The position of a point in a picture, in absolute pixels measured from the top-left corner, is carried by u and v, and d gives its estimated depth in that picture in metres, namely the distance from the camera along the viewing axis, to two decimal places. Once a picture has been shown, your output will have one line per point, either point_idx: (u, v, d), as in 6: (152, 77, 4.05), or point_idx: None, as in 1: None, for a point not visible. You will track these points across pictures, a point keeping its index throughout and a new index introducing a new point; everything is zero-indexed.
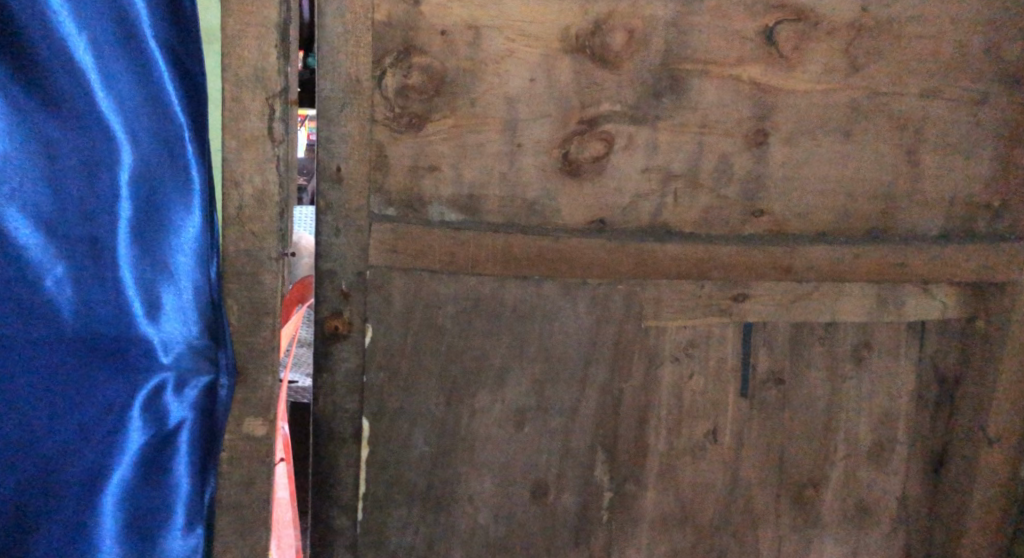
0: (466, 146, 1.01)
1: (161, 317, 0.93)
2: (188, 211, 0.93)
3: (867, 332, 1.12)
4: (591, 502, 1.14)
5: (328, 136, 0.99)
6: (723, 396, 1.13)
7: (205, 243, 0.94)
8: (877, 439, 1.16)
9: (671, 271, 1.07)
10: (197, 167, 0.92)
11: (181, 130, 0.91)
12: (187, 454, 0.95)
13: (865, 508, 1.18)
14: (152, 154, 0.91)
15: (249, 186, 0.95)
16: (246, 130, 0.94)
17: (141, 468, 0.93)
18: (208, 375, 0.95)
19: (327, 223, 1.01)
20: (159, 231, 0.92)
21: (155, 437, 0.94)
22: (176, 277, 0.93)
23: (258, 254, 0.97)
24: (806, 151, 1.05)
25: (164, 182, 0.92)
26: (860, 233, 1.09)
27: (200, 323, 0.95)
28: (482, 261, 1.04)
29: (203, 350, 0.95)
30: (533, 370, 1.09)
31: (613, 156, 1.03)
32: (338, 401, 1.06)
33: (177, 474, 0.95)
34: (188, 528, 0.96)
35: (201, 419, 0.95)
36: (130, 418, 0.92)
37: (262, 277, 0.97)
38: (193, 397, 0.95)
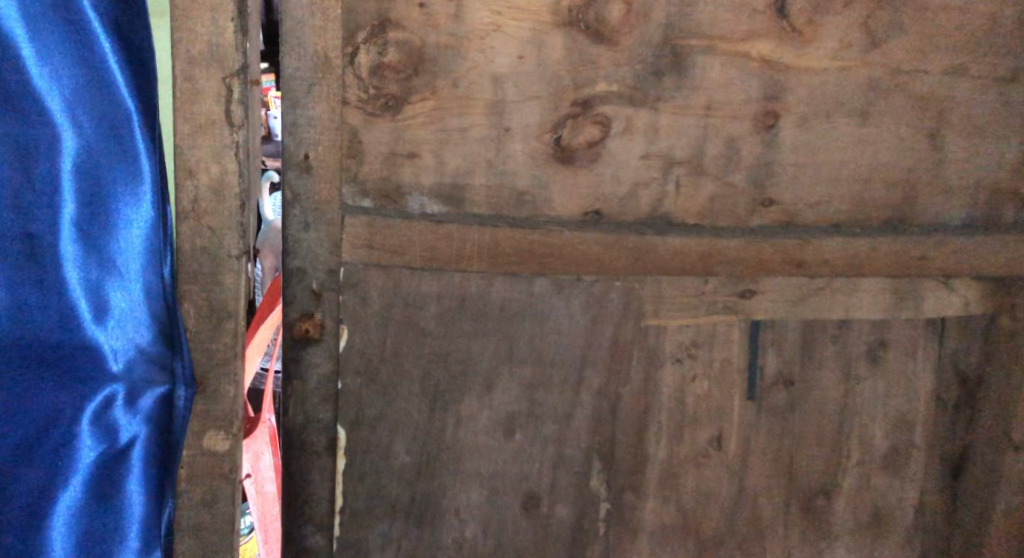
0: (448, 131, 0.92)
1: (110, 321, 0.86)
2: (138, 206, 0.85)
3: (885, 330, 1.04)
4: (586, 514, 1.06)
5: (294, 120, 0.90)
6: (728, 401, 1.05)
7: (156, 241, 0.86)
8: (894, 444, 1.08)
9: (673, 265, 0.98)
10: (147, 158, 0.85)
11: (128, 118, 0.84)
12: (142, 472, 0.88)
13: (881, 517, 1.09)
14: (97, 144, 0.84)
15: (206, 176, 0.87)
16: (200, 114, 0.86)
17: (90, 487, 0.86)
18: (164, 386, 0.88)
19: (296, 216, 0.92)
20: (104, 227, 0.85)
21: (106, 454, 0.86)
22: (126, 278, 0.86)
23: (216, 252, 0.88)
24: (820, 135, 0.96)
25: (110, 175, 0.84)
26: (877, 224, 1.00)
27: (153, 328, 0.87)
28: (467, 257, 0.96)
29: (157, 357, 0.88)
30: (524, 374, 1.01)
31: (611, 141, 0.94)
32: (311, 412, 0.98)
33: (130, 494, 0.87)
34: (143, 552, 0.88)
35: (157, 432, 0.88)
36: (78, 433, 0.85)
37: (222, 277, 0.88)
38: (148, 408, 0.87)
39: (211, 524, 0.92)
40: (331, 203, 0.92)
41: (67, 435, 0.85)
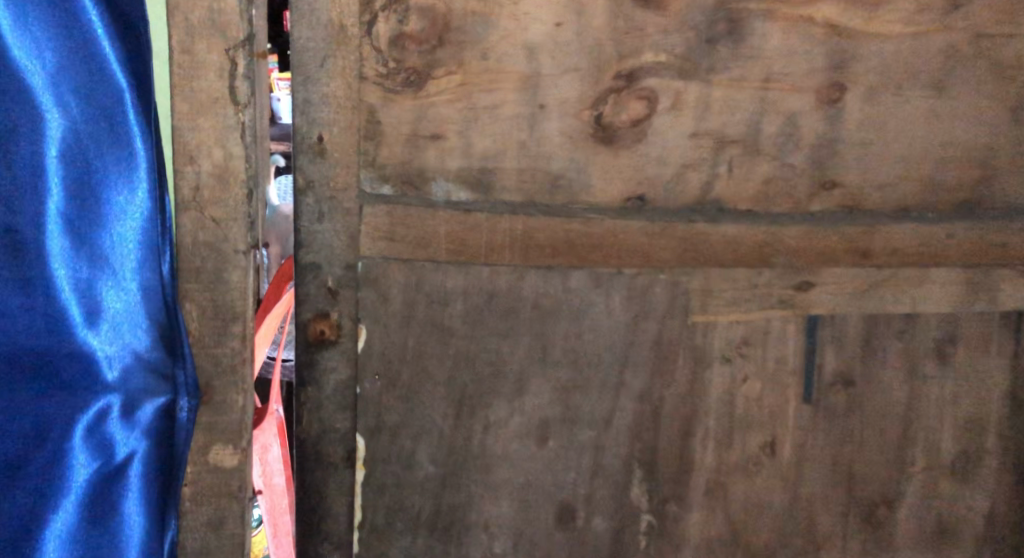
0: (477, 109, 0.83)
1: (103, 326, 0.77)
2: (133, 196, 0.76)
3: (953, 324, 0.95)
4: (626, 527, 0.97)
5: (306, 98, 0.81)
6: (782, 403, 0.96)
7: (154, 235, 0.77)
8: (963, 448, 0.98)
9: (726, 255, 0.90)
10: (142, 141, 0.76)
11: (120, 97, 0.75)
12: (141, 491, 0.79)
13: (948, 529, 1.00)
14: (86, 127, 0.75)
15: (208, 161, 0.78)
16: (201, 91, 0.77)
17: (84, 509, 0.78)
18: (165, 396, 0.80)
19: (308, 205, 0.83)
20: (96, 221, 0.76)
21: (101, 472, 0.78)
22: (121, 277, 0.77)
23: (221, 246, 0.80)
24: (889, 109, 0.87)
25: (101, 161, 0.76)
26: (948, 207, 0.91)
27: (152, 333, 0.79)
28: (497, 248, 0.87)
29: (156, 364, 0.79)
30: (559, 377, 0.92)
31: (657, 118, 0.85)
32: (327, 420, 0.90)
33: (128, 516, 0.79)
34: None
35: (158, 447, 0.80)
36: (71, 449, 0.77)
37: (228, 275, 0.80)
38: (147, 420, 0.79)
39: (218, 547, 0.84)
40: (348, 190, 0.84)
41: (58, 452, 0.76)
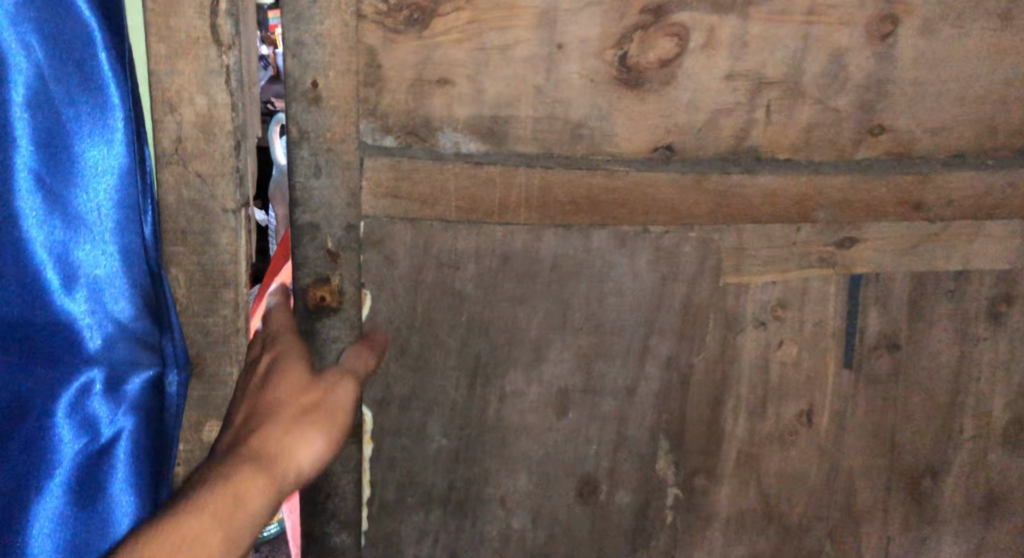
0: (486, 50, 0.74)
1: (83, 292, 0.70)
2: (109, 152, 0.69)
3: (1009, 280, 0.89)
4: (651, 500, 0.92)
5: (297, 39, 0.72)
6: (821, 369, 0.89)
7: (133, 193, 0.70)
8: (1017, 416, 0.93)
9: (763, 210, 0.82)
10: (118, 91, 0.69)
11: (90, 41, 0.68)
12: (130, 471, 0.72)
13: (996, 497, 0.96)
14: (53, 75, 0.67)
15: (190, 110, 0.71)
16: (177, 31, 0.70)
17: (71, 493, 0.70)
18: (152, 369, 0.73)
19: (304, 158, 0.75)
20: (69, 176, 0.69)
21: (87, 452, 0.71)
22: (99, 238, 0.70)
23: (207, 204, 0.74)
24: (947, 44, 0.78)
25: (73, 113, 0.68)
26: (1006, 151, 0.83)
27: (136, 301, 0.72)
28: (513, 206, 0.79)
29: (141, 335, 0.73)
30: (579, 344, 0.85)
31: (688, 58, 0.76)
32: None
33: (119, 499, 0.72)
34: None
35: (148, 423, 0.73)
36: (53, 428, 0.69)
37: (217, 237, 0.74)
38: (134, 395, 0.72)
39: None
40: (346, 142, 0.75)
41: (40, 430, 0.69)
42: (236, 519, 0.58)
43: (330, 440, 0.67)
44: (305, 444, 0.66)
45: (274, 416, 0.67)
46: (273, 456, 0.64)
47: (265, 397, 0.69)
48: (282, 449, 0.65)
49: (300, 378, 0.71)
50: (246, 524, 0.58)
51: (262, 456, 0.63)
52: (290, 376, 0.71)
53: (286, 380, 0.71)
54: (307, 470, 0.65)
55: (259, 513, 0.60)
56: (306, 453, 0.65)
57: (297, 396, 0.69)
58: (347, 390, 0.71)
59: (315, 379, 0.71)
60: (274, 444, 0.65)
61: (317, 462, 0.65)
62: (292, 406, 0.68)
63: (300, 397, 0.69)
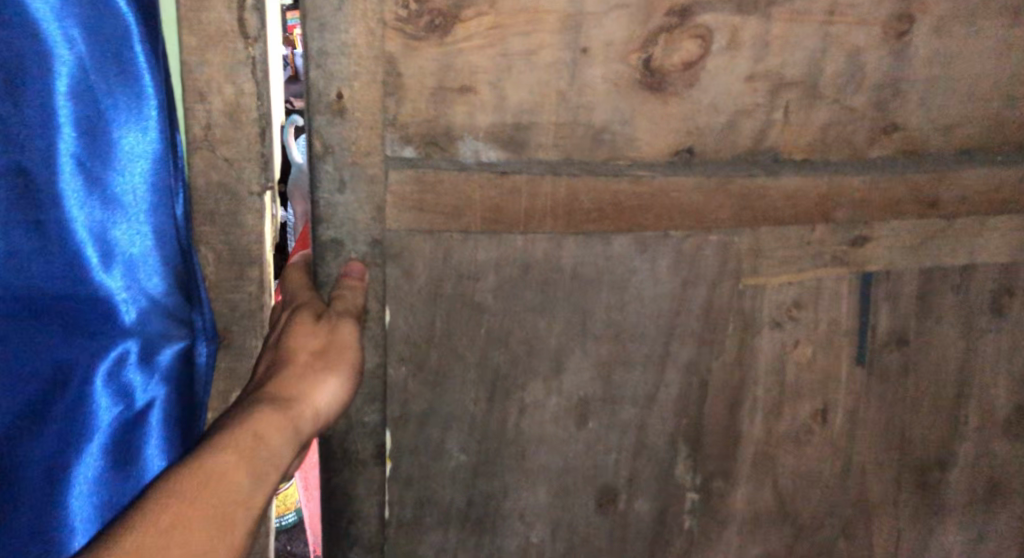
0: (510, 56, 0.73)
1: (120, 269, 0.73)
2: (141, 140, 0.72)
3: (1011, 272, 0.91)
4: (670, 507, 0.91)
5: (321, 48, 0.70)
6: (835, 366, 0.89)
7: (165, 176, 0.73)
8: (1017, 405, 0.96)
9: (785, 212, 0.82)
10: (151, 81, 0.71)
11: (127, 36, 0.70)
12: (162, 436, 0.75)
13: (996, 485, 0.98)
14: (94, 65, 0.69)
15: (219, 98, 0.76)
16: (207, 23, 0.74)
17: (107, 454, 0.73)
18: (183, 340, 0.76)
19: (327, 171, 0.73)
20: (107, 162, 0.71)
21: (123, 418, 0.74)
22: (134, 218, 0.73)
23: (234, 188, 0.79)
24: (959, 42, 0.79)
25: (110, 101, 0.70)
26: (1012, 146, 0.85)
27: (169, 278, 0.75)
28: (539, 215, 0.77)
29: (172, 309, 0.76)
30: (600, 353, 0.84)
31: (711, 59, 0.75)
32: (354, 414, 0.81)
33: (151, 459, 0.75)
34: None
35: (179, 392, 0.76)
36: (93, 395, 0.72)
37: (244, 217, 0.80)
38: (165, 365, 0.75)
39: None
40: (370, 154, 0.73)
41: (80, 397, 0.72)
42: (255, 472, 0.60)
43: (343, 380, 0.72)
44: (322, 384, 0.70)
45: (288, 363, 0.71)
46: (292, 395, 0.68)
47: (281, 346, 0.72)
48: (300, 391, 0.69)
49: (307, 325, 0.73)
50: (271, 462, 0.62)
51: (283, 397, 0.68)
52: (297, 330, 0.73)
53: (294, 331, 0.73)
54: (325, 407, 0.70)
55: (284, 452, 0.63)
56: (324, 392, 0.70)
57: (306, 342, 0.72)
58: (350, 328, 0.74)
59: (317, 325, 0.73)
60: (293, 386, 0.69)
61: (333, 401, 0.71)
62: (304, 352, 0.71)
63: (308, 344, 0.72)
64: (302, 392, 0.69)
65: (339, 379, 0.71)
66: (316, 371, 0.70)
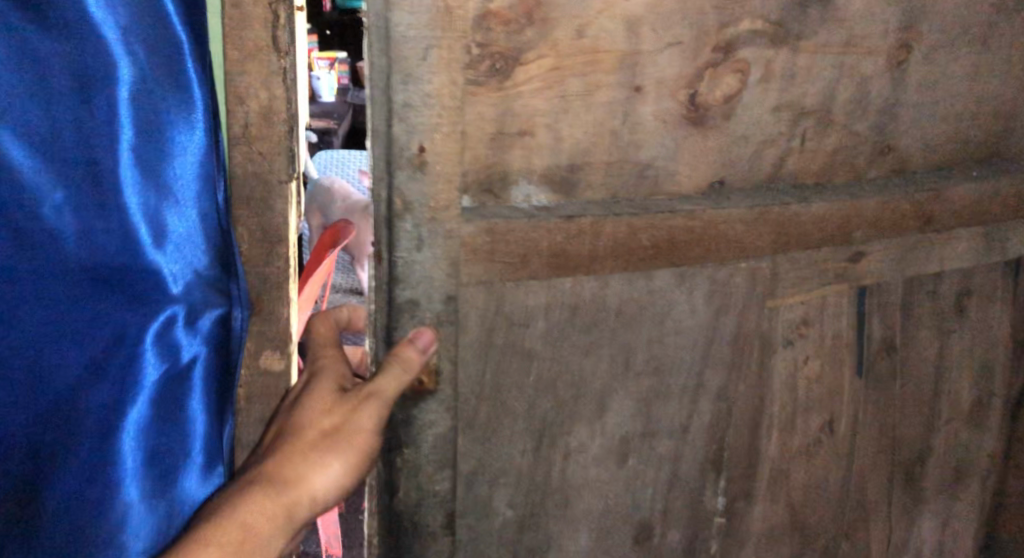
0: (568, 97, 0.71)
1: (169, 244, 0.74)
2: (192, 134, 0.74)
3: (971, 275, 0.99)
4: (699, 534, 0.92)
5: (405, 100, 0.62)
6: (839, 378, 0.94)
7: (211, 165, 0.75)
8: (976, 396, 1.04)
9: (813, 236, 0.85)
10: (201, 84, 0.73)
11: (178, 44, 0.72)
12: (204, 394, 0.77)
13: (960, 471, 1.07)
14: (151, 68, 0.72)
15: (256, 103, 0.80)
16: (248, 40, 0.79)
17: (153, 412, 0.75)
18: (220, 308, 0.77)
19: (406, 231, 0.65)
20: (160, 152, 0.73)
21: (169, 377, 0.76)
22: (180, 198, 0.75)
23: (267, 178, 0.82)
24: (941, 68, 0.86)
25: (163, 101, 0.73)
26: (973, 161, 0.94)
27: (210, 253, 0.76)
28: (602, 256, 0.74)
29: (213, 281, 0.77)
30: (641, 390, 0.83)
31: (748, 92, 0.77)
32: (426, 484, 0.71)
33: (194, 416, 0.77)
34: (205, 473, 0.78)
35: (217, 356, 0.77)
36: (142, 357, 0.74)
37: (273, 202, 0.83)
38: (207, 330, 0.77)
39: None
40: (450, 209, 0.66)
41: (131, 360, 0.74)
42: None
43: (353, 464, 0.65)
44: (325, 467, 0.64)
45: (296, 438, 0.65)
46: (289, 476, 0.63)
47: (293, 415, 0.67)
48: (299, 473, 0.63)
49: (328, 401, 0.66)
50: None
51: (277, 479, 0.63)
52: (312, 400, 0.67)
53: (309, 402, 0.67)
54: (327, 493, 0.64)
55: (275, 545, 0.61)
56: (322, 475, 0.64)
57: (321, 417, 0.65)
58: (372, 410, 0.65)
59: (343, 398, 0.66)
60: (292, 466, 0.64)
61: (336, 488, 0.64)
62: (315, 429, 0.65)
63: (323, 421, 0.65)
64: (299, 472, 0.64)
65: (349, 463, 0.65)
66: (323, 450, 0.64)
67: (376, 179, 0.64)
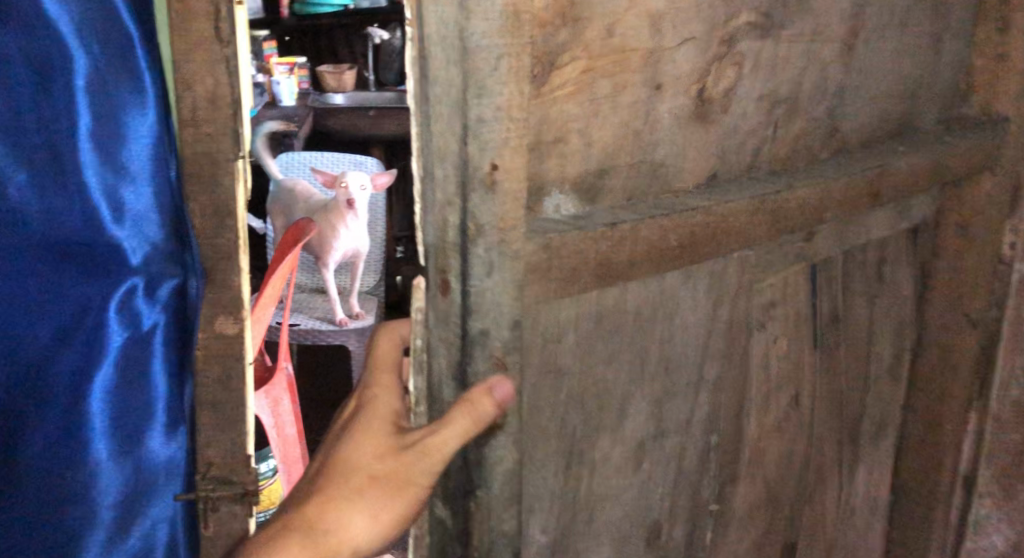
0: (597, 100, 0.68)
1: (127, 220, 0.81)
2: (145, 118, 0.80)
3: (888, 242, 1.07)
4: (698, 524, 0.92)
5: (479, 116, 0.57)
6: (801, 352, 0.97)
7: (162, 147, 0.82)
8: (893, 352, 1.13)
9: (797, 220, 0.85)
10: (150, 76, 0.80)
11: (126, 34, 0.78)
12: (164, 358, 0.85)
13: (882, 423, 1.15)
14: (105, 58, 0.78)
15: (203, 88, 0.82)
16: (195, 33, 0.81)
17: (117, 377, 0.82)
18: (176, 278, 0.84)
19: (478, 256, 0.60)
20: (113, 137, 0.79)
21: (131, 341, 0.82)
22: (136, 176, 0.81)
23: (216, 156, 0.84)
24: (875, 51, 0.92)
25: (116, 88, 0.79)
26: (892, 135, 1.00)
27: (164, 226, 0.83)
28: (637, 262, 0.71)
29: (169, 253, 0.83)
30: (654, 390, 0.82)
31: (742, 83, 0.78)
32: (497, 527, 0.66)
33: (156, 381, 0.84)
34: (171, 431, 0.86)
35: (171, 321, 0.85)
36: (106, 323, 0.81)
37: (223, 180, 0.85)
38: (164, 299, 0.84)
39: None
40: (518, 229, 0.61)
41: (94, 327, 0.80)
42: None
43: (397, 517, 0.61)
44: (365, 517, 0.61)
45: (342, 477, 0.61)
46: (326, 522, 0.60)
47: (339, 444, 0.63)
48: (338, 520, 0.60)
49: (383, 443, 0.62)
50: None
51: (313, 525, 0.60)
52: (362, 437, 0.63)
53: (360, 435, 0.63)
54: (364, 545, 0.61)
55: None
56: (358, 523, 0.60)
57: (371, 459, 0.62)
58: (429, 465, 0.61)
59: (401, 443, 0.62)
60: (331, 511, 0.60)
61: (375, 541, 0.61)
62: (362, 471, 0.62)
63: (371, 464, 0.62)
64: (339, 518, 0.60)
65: (391, 517, 0.61)
66: (364, 494, 0.61)
67: (448, 203, 0.59)
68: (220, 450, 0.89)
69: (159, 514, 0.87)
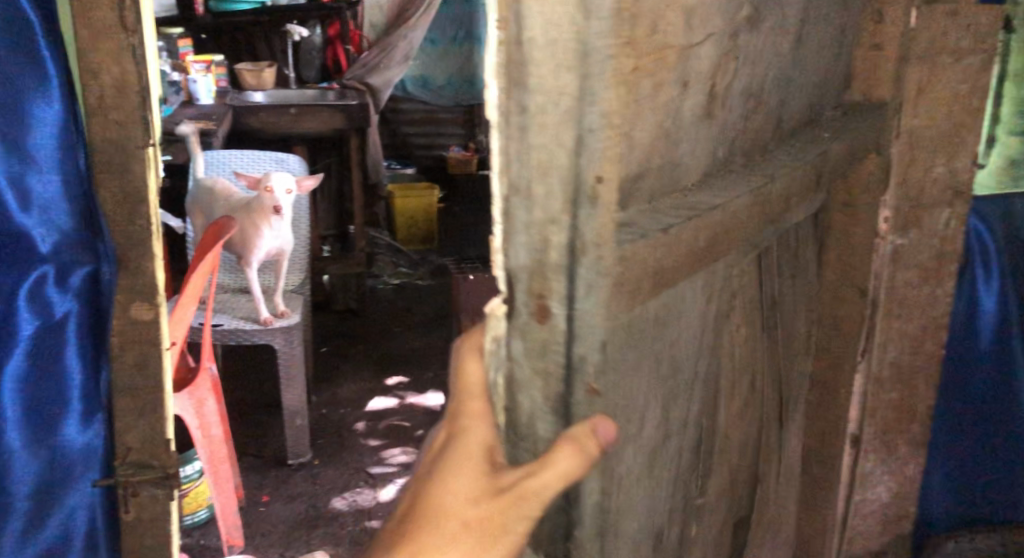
0: (642, 100, 0.63)
1: (32, 206, 1.03)
2: (49, 109, 1.02)
3: (805, 223, 1.12)
4: (687, 522, 0.92)
5: (589, 122, 0.57)
6: (755, 339, 1.00)
7: (66, 140, 1.03)
8: (806, 328, 1.19)
9: (770, 214, 0.86)
10: (57, 77, 1.02)
11: (34, 34, 1.00)
12: (78, 335, 1.08)
13: (799, 396, 1.21)
14: (10, 61, 1.00)
15: (108, 77, 1.01)
16: (97, 22, 1.00)
17: (32, 354, 1.07)
18: (89, 265, 1.07)
19: (582, 272, 0.59)
20: (18, 131, 1.02)
21: (44, 329, 1.07)
22: (41, 166, 1.03)
23: (124, 145, 1.04)
24: (809, 43, 0.96)
25: (21, 89, 1.01)
26: (814, 123, 1.05)
27: (75, 218, 1.05)
28: (676, 268, 0.69)
29: (80, 241, 1.06)
30: (665, 396, 0.80)
31: (736, 78, 0.77)
32: None
33: (68, 361, 1.08)
34: (86, 421, 1.11)
35: (85, 302, 1.08)
36: (18, 316, 1.05)
37: (133, 166, 1.05)
38: (76, 285, 1.07)
39: None
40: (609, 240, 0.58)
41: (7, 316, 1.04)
42: None
43: None
44: None
45: (439, 519, 0.57)
46: None
47: (431, 483, 0.59)
48: None
49: (479, 486, 0.59)
50: None
51: None
52: (458, 475, 0.60)
53: (455, 473, 0.59)
54: None
55: None
56: None
57: (468, 502, 0.58)
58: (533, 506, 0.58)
59: (499, 484, 0.59)
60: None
61: None
62: (458, 515, 0.57)
63: (468, 508, 0.58)
64: None
65: None
66: (459, 540, 0.57)
67: (555, 221, 0.60)
68: (136, 436, 1.12)
69: (79, 502, 1.13)
